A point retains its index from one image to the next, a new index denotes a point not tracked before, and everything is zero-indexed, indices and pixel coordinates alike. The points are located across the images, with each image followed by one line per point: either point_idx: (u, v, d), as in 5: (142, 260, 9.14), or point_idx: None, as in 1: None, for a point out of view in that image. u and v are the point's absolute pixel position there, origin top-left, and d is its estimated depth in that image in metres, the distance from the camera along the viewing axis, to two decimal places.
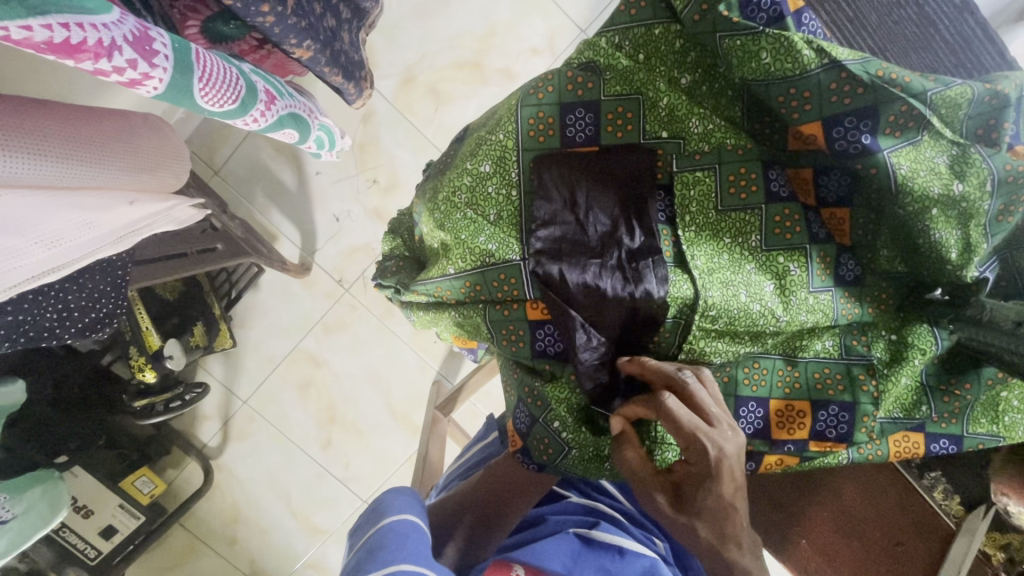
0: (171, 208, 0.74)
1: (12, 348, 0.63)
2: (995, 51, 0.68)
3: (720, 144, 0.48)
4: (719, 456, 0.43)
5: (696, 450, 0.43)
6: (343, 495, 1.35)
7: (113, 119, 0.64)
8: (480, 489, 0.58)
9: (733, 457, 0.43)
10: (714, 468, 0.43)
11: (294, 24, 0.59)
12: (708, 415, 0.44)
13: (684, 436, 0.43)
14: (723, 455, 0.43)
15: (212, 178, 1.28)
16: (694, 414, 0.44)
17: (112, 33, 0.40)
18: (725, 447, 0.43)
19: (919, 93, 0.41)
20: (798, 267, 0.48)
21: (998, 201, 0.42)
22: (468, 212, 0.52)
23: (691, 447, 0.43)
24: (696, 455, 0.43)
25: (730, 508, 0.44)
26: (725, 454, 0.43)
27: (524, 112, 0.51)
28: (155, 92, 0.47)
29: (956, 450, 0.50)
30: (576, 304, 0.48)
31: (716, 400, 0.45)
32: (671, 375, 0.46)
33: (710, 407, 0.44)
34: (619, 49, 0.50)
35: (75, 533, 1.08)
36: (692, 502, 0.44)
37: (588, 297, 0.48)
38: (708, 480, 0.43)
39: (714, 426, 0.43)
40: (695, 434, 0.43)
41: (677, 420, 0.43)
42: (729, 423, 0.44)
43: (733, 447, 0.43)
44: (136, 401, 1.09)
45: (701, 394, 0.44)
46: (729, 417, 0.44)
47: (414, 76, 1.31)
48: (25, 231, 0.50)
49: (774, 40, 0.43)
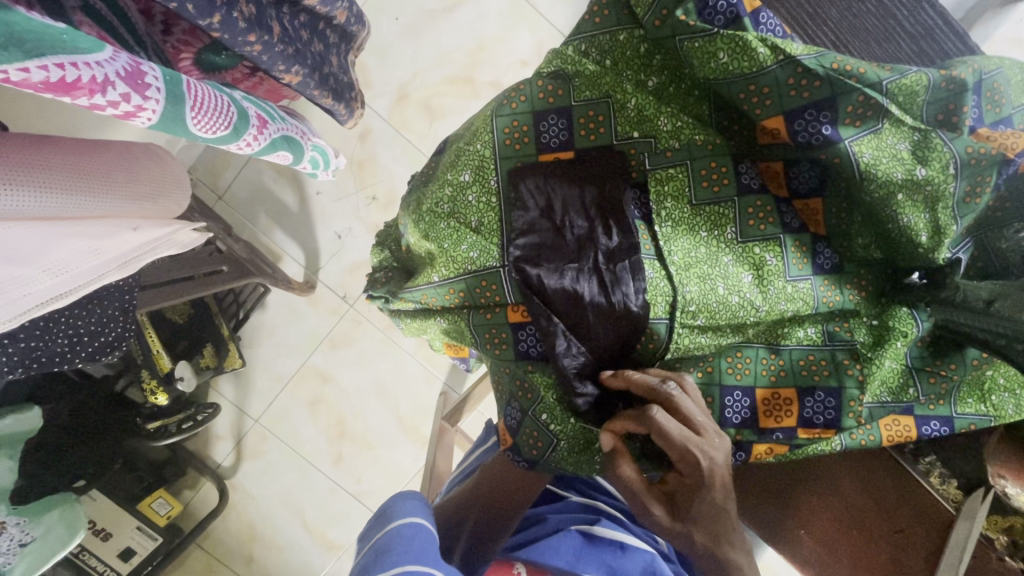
0: (172, 232, 0.76)
1: (25, 374, 0.67)
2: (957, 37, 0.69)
3: (689, 140, 0.50)
4: (711, 466, 0.45)
5: (689, 462, 0.45)
6: (356, 510, 1.36)
7: (115, 152, 0.67)
8: (475, 502, 0.59)
9: (723, 464, 0.46)
10: (706, 476, 0.45)
11: (281, 51, 0.62)
12: (695, 425, 0.46)
13: (675, 448, 0.45)
14: (715, 465, 0.45)
15: (217, 203, 1.32)
16: (682, 427, 0.45)
17: (105, 70, 0.42)
18: (715, 456, 0.45)
19: (874, 83, 0.43)
20: (774, 257, 0.49)
21: (963, 183, 0.44)
22: (451, 221, 0.53)
23: (684, 459, 0.45)
24: (688, 466, 0.45)
25: (724, 510, 0.46)
26: (717, 463, 0.45)
27: (499, 122, 0.53)
28: (150, 123, 0.49)
29: (948, 432, 0.50)
30: (556, 308, 0.50)
31: (701, 408, 0.46)
32: (657, 384, 0.47)
33: (696, 417, 0.46)
34: (586, 56, 0.51)
35: (94, 556, 1.10)
36: (688, 509, 0.47)
37: (567, 302, 0.49)
38: (702, 489, 0.46)
39: (703, 436, 0.45)
40: (686, 448, 0.45)
41: (668, 435, 0.45)
42: (715, 431, 0.46)
43: (723, 454, 0.46)
44: (149, 423, 1.14)
45: (687, 403, 0.46)
46: (714, 426, 0.46)
47: (408, 93, 1.34)
48: (31, 260, 0.54)
49: (729, 41, 0.44)
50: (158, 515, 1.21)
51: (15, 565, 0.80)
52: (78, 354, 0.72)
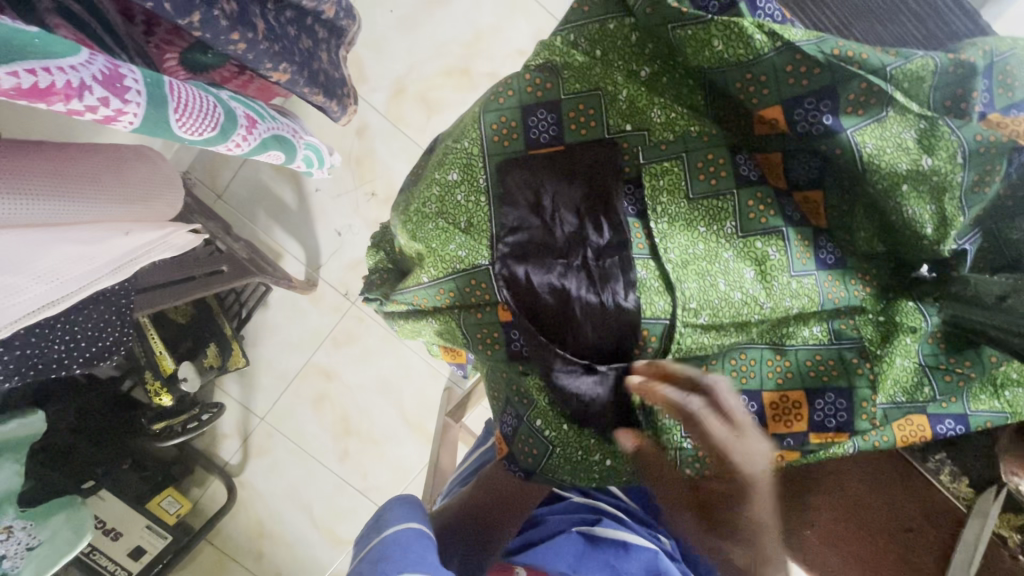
0: (166, 234, 0.74)
1: (20, 381, 0.67)
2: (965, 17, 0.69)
3: (684, 131, 0.48)
4: (749, 471, 0.41)
5: (725, 464, 0.41)
6: (364, 505, 1.37)
7: (105, 155, 0.66)
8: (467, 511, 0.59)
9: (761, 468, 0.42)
10: (742, 480, 0.41)
11: (266, 48, 0.61)
12: (734, 422, 0.44)
13: (712, 442, 0.43)
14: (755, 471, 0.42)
15: (216, 203, 1.30)
16: (722, 419, 0.44)
17: (80, 75, 0.41)
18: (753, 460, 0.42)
19: (878, 69, 0.41)
20: (777, 251, 0.48)
21: (971, 172, 0.43)
22: (440, 221, 0.52)
23: (720, 461, 0.42)
24: (726, 466, 0.41)
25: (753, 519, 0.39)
26: (756, 465, 0.42)
27: (486, 118, 0.51)
28: (133, 126, 0.48)
29: (964, 431, 0.47)
30: (541, 306, 0.48)
31: (737, 406, 0.45)
32: (703, 394, 0.45)
33: (734, 413, 0.45)
34: (575, 47, 0.50)
35: (106, 556, 1.11)
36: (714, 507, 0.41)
37: (554, 298, 0.48)
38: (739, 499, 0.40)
39: (740, 449, 0.42)
40: (726, 441, 0.42)
41: (709, 434, 0.43)
42: (753, 435, 0.44)
43: (760, 457, 0.43)
44: (155, 424, 1.12)
45: (729, 401, 0.45)
46: (752, 426, 0.45)
47: (404, 87, 1.32)
48: (21, 269, 0.53)
49: (723, 28, 0.43)
50: (168, 513, 1.22)
51: (23, 567, 0.82)
52: (76, 359, 0.72)
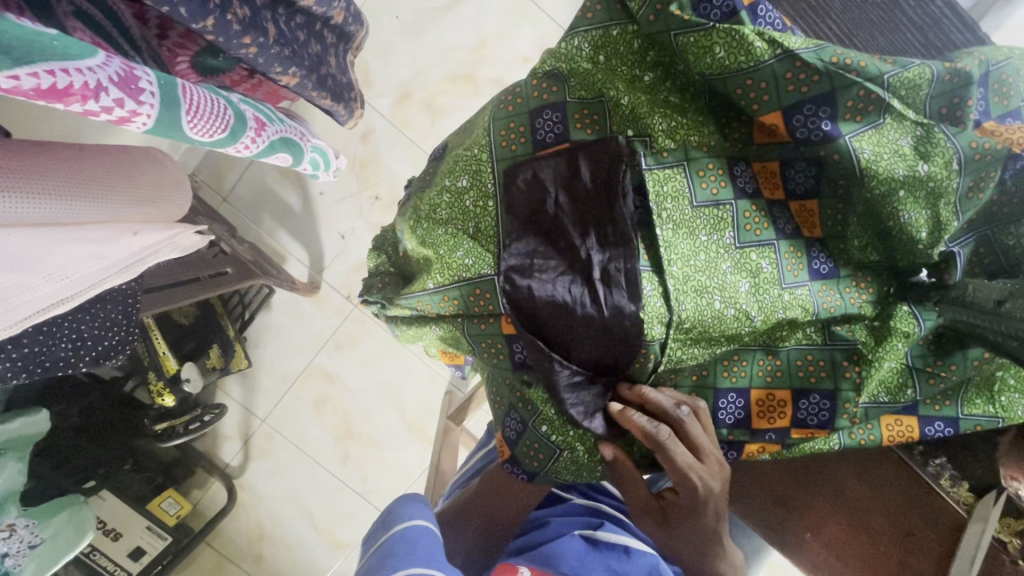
0: (173, 235, 0.76)
1: (28, 378, 0.67)
2: (964, 28, 0.69)
3: (685, 141, 0.49)
4: (706, 493, 0.50)
5: (687, 487, 0.50)
6: (364, 509, 1.37)
7: (116, 156, 0.67)
8: (472, 513, 0.59)
9: (718, 489, 0.51)
10: (699, 501, 0.50)
11: (277, 53, 0.62)
12: (700, 451, 0.50)
13: (677, 468, 0.49)
14: (711, 491, 0.50)
15: (221, 205, 1.32)
16: (688, 448, 0.49)
17: (97, 76, 0.42)
18: (712, 484, 0.50)
19: (875, 77, 0.42)
20: (769, 264, 0.49)
21: (966, 179, 0.44)
22: (448, 228, 0.53)
23: (682, 484, 0.50)
24: (687, 487, 0.50)
25: (701, 522, 0.52)
26: (713, 488, 0.50)
27: (495, 125, 0.53)
28: (146, 128, 0.49)
29: (953, 433, 0.49)
30: (543, 318, 0.49)
31: (706, 432, 0.50)
32: (673, 425, 0.50)
33: (702, 442, 0.50)
34: (579, 52, 0.51)
35: (106, 557, 1.10)
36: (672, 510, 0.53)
37: (552, 310, 0.48)
38: (693, 510, 0.51)
39: (701, 476, 0.50)
40: (687, 469, 0.49)
41: (675, 463, 0.49)
42: (716, 459, 0.50)
43: (719, 480, 0.50)
44: (158, 424, 1.13)
45: (695, 428, 0.49)
46: (717, 450, 0.50)
47: (409, 92, 1.33)
48: (33, 266, 0.54)
49: (725, 34, 0.44)
50: (168, 514, 1.21)
51: (25, 566, 0.81)
52: (82, 357, 0.73)
